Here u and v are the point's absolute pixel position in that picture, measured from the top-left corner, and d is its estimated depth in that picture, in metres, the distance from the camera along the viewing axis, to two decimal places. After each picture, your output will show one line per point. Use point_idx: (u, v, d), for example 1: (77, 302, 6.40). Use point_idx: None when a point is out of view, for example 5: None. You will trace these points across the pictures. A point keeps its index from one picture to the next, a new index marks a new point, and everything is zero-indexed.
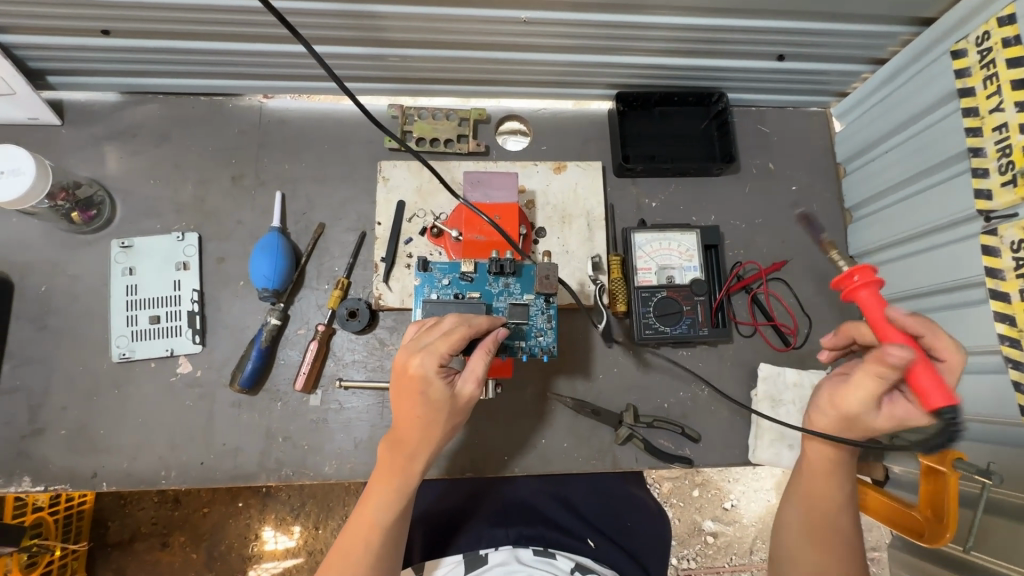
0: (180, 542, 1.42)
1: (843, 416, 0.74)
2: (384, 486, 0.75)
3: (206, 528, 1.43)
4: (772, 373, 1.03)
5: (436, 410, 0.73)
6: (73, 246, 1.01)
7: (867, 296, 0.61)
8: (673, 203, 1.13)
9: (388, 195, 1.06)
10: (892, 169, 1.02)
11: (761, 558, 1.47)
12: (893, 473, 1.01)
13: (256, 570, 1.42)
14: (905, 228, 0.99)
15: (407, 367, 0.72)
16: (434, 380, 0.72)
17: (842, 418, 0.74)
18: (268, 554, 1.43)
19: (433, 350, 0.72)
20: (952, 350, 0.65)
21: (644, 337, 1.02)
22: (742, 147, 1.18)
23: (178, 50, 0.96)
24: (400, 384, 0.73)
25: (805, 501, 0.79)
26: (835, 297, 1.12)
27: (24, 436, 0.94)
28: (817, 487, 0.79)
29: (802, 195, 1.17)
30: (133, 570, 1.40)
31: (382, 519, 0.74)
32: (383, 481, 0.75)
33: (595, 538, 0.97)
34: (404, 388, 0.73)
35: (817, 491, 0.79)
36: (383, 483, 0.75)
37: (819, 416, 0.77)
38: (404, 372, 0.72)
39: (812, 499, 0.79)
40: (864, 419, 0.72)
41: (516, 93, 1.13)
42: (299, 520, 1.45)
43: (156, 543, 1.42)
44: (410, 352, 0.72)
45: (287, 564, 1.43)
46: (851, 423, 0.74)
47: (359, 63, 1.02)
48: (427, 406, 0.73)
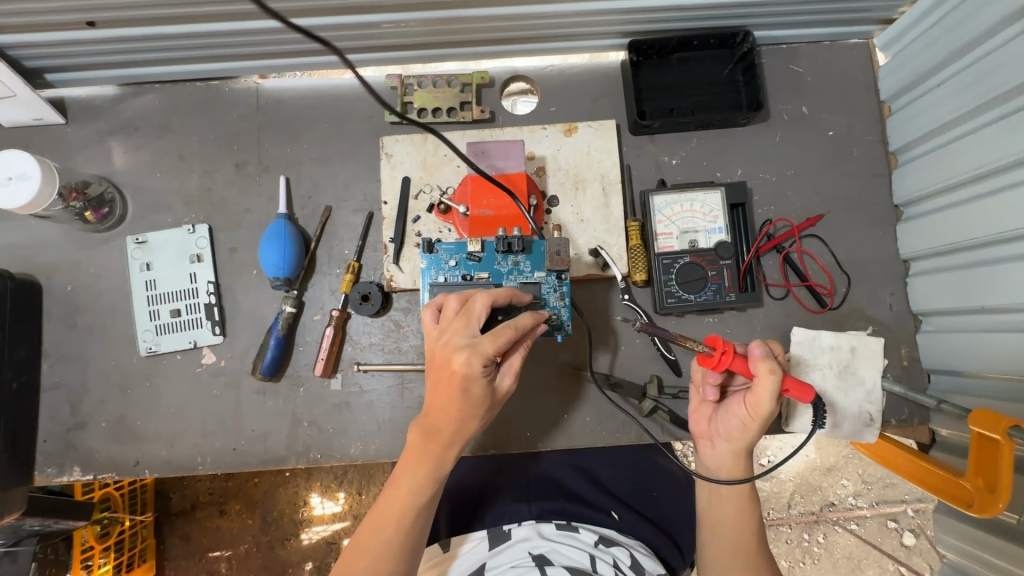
0: (236, 509, 1.51)
1: (761, 423, 0.77)
2: (419, 473, 0.75)
3: (258, 496, 1.51)
4: (807, 337, 0.97)
5: (477, 402, 0.72)
6: (92, 245, 1.03)
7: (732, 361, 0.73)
8: (695, 159, 1.05)
9: (392, 172, 1.02)
10: (946, 105, 0.90)
11: (799, 511, 1.50)
12: (940, 435, 0.97)
13: (307, 533, 1.50)
14: (958, 173, 0.88)
15: (456, 361, 0.70)
16: (481, 377, 0.70)
17: (762, 425, 0.77)
18: (317, 518, 1.50)
19: (485, 347, 0.69)
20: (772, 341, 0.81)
21: (666, 307, 0.97)
22: (771, 91, 1.07)
23: (166, 36, 0.93)
24: (444, 376, 0.71)
25: (719, 529, 0.82)
26: (877, 250, 1.04)
27: (70, 429, 0.99)
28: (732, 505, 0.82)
29: (840, 141, 1.06)
30: (197, 535, 1.50)
31: (416, 501, 0.75)
32: (417, 468, 0.75)
33: (619, 510, 0.97)
34: (449, 380, 0.71)
35: (728, 516, 0.82)
36: (416, 468, 0.75)
37: (738, 432, 0.80)
38: (449, 364, 0.70)
39: (723, 525, 0.82)
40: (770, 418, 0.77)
41: (521, 49, 1.05)
42: (342, 487, 1.51)
43: (215, 510, 1.51)
44: (460, 346, 0.70)
45: (335, 527, 1.50)
46: (765, 426, 0.78)
47: (350, 34, 0.96)
48: (468, 399, 0.72)
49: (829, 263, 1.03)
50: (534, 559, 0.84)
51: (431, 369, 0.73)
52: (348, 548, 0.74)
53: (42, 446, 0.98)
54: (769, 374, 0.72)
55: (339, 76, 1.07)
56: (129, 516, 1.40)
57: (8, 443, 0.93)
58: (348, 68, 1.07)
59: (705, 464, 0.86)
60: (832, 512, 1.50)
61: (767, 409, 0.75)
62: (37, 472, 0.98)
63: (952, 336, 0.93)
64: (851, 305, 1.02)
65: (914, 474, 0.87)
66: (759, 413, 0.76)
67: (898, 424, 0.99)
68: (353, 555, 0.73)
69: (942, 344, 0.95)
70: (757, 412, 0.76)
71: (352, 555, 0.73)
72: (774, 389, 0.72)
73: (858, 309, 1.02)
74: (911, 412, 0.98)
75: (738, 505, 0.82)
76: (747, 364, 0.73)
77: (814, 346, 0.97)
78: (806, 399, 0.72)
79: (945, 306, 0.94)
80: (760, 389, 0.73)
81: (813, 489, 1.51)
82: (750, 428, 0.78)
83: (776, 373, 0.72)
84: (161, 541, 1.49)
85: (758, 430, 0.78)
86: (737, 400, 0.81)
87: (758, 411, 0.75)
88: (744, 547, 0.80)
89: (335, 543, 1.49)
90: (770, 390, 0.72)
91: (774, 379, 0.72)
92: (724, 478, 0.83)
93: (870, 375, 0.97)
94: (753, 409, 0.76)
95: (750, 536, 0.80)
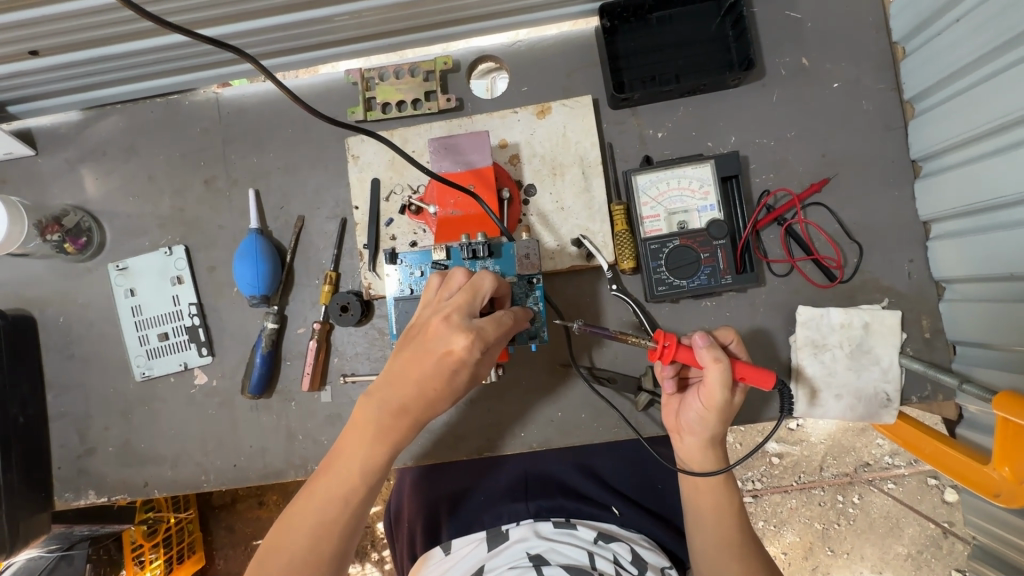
0: (274, 499, 1.46)
1: (717, 413, 0.77)
2: (376, 454, 0.73)
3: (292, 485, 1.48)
4: (814, 316, 0.90)
5: (456, 389, 0.73)
6: (76, 275, 1.03)
7: (678, 353, 0.74)
8: (683, 130, 0.96)
9: (360, 175, 0.98)
10: (976, 38, 0.78)
11: (832, 474, 1.42)
12: (967, 412, 0.90)
13: None
14: (989, 118, 0.77)
15: (453, 345, 0.70)
16: (470, 366, 0.72)
17: (718, 415, 0.77)
18: None
19: (484, 337, 0.71)
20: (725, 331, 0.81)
21: (658, 295, 0.91)
22: (765, 43, 0.96)
23: (113, 54, 0.90)
24: (434, 357, 0.71)
25: (698, 519, 0.82)
26: (892, 211, 0.94)
27: (80, 455, 1.02)
28: (712, 503, 0.82)
29: (846, 93, 0.95)
30: (241, 528, 1.46)
31: (368, 481, 0.73)
32: (374, 449, 0.73)
33: (620, 504, 0.95)
34: (437, 364, 0.71)
35: (707, 506, 0.82)
36: (373, 445, 0.73)
37: (698, 426, 0.80)
38: (447, 343, 0.70)
39: (704, 518, 0.82)
40: (727, 408, 0.77)
41: (485, 25, 0.97)
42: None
43: (254, 502, 1.46)
44: (461, 331, 0.70)
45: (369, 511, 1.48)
46: (723, 417, 0.78)
47: (300, 32, 0.91)
48: (446, 389, 0.72)
49: (836, 233, 0.94)
50: (531, 559, 0.83)
51: (417, 344, 0.72)
52: (287, 519, 0.72)
53: (57, 474, 1.02)
54: (717, 362, 0.73)
55: (333, 69, 1.03)
56: (174, 514, 1.36)
57: (23, 474, 0.97)
58: (339, 59, 1.03)
59: (679, 456, 0.86)
60: (867, 473, 1.42)
61: (720, 398, 0.75)
62: (56, 497, 1.02)
63: (978, 305, 0.84)
64: (864, 275, 0.93)
65: (934, 458, 0.82)
66: (713, 404, 0.76)
67: (921, 401, 0.91)
68: (293, 527, 0.71)
69: (968, 314, 0.86)
70: (712, 404, 0.76)
71: (292, 525, 0.71)
72: (722, 378, 0.73)
73: (872, 280, 0.93)
74: (934, 388, 0.90)
75: (716, 500, 0.81)
76: (693, 355, 0.74)
77: (822, 324, 0.90)
78: (766, 383, 0.72)
79: (973, 272, 0.84)
80: (712, 379, 0.74)
81: (847, 451, 1.43)
82: (708, 420, 0.78)
83: (722, 361, 0.72)
84: (207, 532, 1.46)
85: (715, 421, 0.78)
86: (693, 395, 0.81)
87: (711, 403, 0.76)
88: (725, 543, 0.79)
89: (371, 525, 1.47)
90: (719, 379, 0.73)
91: (722, 366, 0.73)
92: (696, 470, 0.83)
93: (885, 352, 0.90)
94: (706, 401, 0.76)
95: (732, 532, 0.79)
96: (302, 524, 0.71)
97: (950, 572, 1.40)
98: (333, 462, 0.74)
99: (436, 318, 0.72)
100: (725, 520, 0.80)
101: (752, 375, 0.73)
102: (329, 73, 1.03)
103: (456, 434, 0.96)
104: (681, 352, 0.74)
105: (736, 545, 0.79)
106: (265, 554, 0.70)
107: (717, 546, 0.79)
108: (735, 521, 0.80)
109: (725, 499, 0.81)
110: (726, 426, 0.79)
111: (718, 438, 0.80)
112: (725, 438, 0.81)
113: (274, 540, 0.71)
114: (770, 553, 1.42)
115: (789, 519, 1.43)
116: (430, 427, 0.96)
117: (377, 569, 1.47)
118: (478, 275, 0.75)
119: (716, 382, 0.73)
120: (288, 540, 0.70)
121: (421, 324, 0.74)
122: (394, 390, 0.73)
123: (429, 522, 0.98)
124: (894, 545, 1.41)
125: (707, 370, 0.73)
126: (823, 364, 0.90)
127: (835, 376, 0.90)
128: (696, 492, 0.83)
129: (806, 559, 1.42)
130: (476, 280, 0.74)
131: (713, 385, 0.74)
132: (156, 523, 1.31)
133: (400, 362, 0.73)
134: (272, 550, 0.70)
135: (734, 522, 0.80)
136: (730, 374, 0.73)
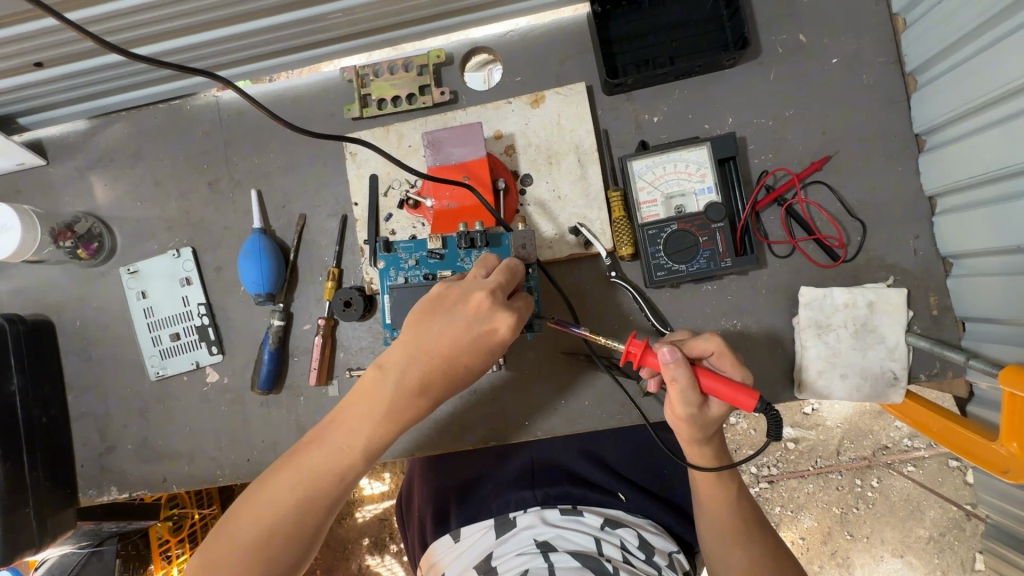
0: None
1: (687, 422, 0.76)
2: (385, 431, 0.76)
3: None
4: (816, 296, 0.89)
5: (478, 368, 0.77)
6: (90, 280, 1.07)
7: (645, 363, 0.74)
8: (679, 113, 0.95)
9: (359, 171, 0.99)
10: (978, 4, 0.76)
11: (850, 458, 1.41)
12: (978, 389, 0.88)
13: (360, 510, 1.51)
14: (990, 88, 0.76)
15: (494, 326, 0.74)
16: (499, 351, 0.76)
17: (689, 423, 0.76)
18: (368, 497, 1.51)
19: (521, 319, 0.75)
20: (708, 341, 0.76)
21: (657, 281, 0.90)
22: (761, 22, 0.95)
23: (115, 62, 0.93)
24: (474, 335, 0.73)
25: (699, 507, 0.84)
26: (895, 187, 0.92)
27: (101, 453, 1.06)
28: (709, 490, 0.82)
29: (846, 69, 0.94)
30: None
31: (372, 455, 0.76)
32: (383, 426, 0.75)
33: (626, 490, 0.96)
34: (472, 344, 0.74)
35: (706, 497, 0.83)
36: (383, 423, 0.75)
37: (675, 428, 0.80)
38: (489, 319, 0.73)
39: (705, 506, 0.83)
40: (700, 417, 0.75)
41: (479, 16, 0.97)
42: (387, 467, 1.51)
43: None
44: (503, 312, 0.73)
45: (385, 505, 1.51)
46: (699, 425, 0.76)
47: (293, 32, 0.92)
48: (472, 369, 0.76)
49: (837, 212, 0.93)
50: (538, 546, 0.84)
51: (455, 319, 0.73)
52: (275, 487, 0.73)
53: (80, 472, 1.06)
54: (678, 379, 0.71)
55: (331, 68, 1.03)
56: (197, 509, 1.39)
57: (49, 472, 1.00)
58: (338, 57, 1.02)
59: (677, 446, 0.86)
60: (885, 456, 1.40)
61: (687, 410, 0.74)
62: (81, 494, 1.05)
63: (984, 280, 0.82)
64: (868, 254, 0.92)
65: (946, 438, 0.81)
66: (681, 415, 0.75)
67: (930, 379, 0.90)
68: (283, 493, 0.72)
69: (976, 289, 0.85)
70: (681, 414, 0.75)
71: (281, 492, 0.72)
72: (685, 392, 0.72)
73: (877, 258, 0.92)
74: (943, 365, 0.89)
75: (712, 488, 0.82)
76: (659, 367, 0.73)
77: (825, 303, 0.89)
78: (742, 403, 0.69)
79: (980, 247, 0.82)
80: (674, 393, 0.73)
81: (863, 434, 1.41)
82: (679, 427, 0.78)
83: (684, 376, 0.71)
84: None
85: (687, 429, 0.77)
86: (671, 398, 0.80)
87: (680, 413, 0.75)
88: (729, 533, 0.81)
89: (389, 520, 1.50)
90: (683, 392, 0.72)
91: (683, 383, 0.71)
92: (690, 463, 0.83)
93: (891, 331, 0.89)
94: (674, 410, 0.76)
95: (733, 521, 0.81)
96: (292, 492, 0.72)
97: (974, 554, 1.37)
98: (335, 436, 0.75)
99: (478, 295, 0.73)
100: (724, 507, 0.81)
101: (721, 393, 0.70)
102: (330, 72, 1.03)
103: (462, 423, 0.97)
104: (649, 364, 0.74)
105: (739, 534, 0.80)
106: (248, 515, 0.72)
107: (720, 536, 0.81)
108: (735, 506, 0.81)
109: (722, 490, 0.82)
110: (706, 433, 0.78)
111: (701, 441, 0.79)
112: (712, 440, 0.80)
113: (257, 503, 0.72)
114: (788, 538, 1.41)
115: (806, 504, 1.42)
116: (436, 418, 0.97)
117: (395, 561, 1.49)
118: (512, 260, 0.79)
119: (680, 395, 0.72)
120: (275, 507, 0.72)
121: (456, 298, 0.74)
122: (422, 364, 0.74)
123: (439, 509, 1.00)
124: (914, 529, 1.40)
125: (671, 383, 0.72)
126: (828, 345, 0.89)
127: (840, 357, 0.89)
128: (696, 483, 0.84)
129: (824, 544, 1.41)
130: (512, 265, 0.77)
131: (678, 397, 0.73)
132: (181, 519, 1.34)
133: (434, 334, 0.74)
134: (254, 512, 0.72)
135: (737, 509, 0.81)
136: (694, 390, 0.72)
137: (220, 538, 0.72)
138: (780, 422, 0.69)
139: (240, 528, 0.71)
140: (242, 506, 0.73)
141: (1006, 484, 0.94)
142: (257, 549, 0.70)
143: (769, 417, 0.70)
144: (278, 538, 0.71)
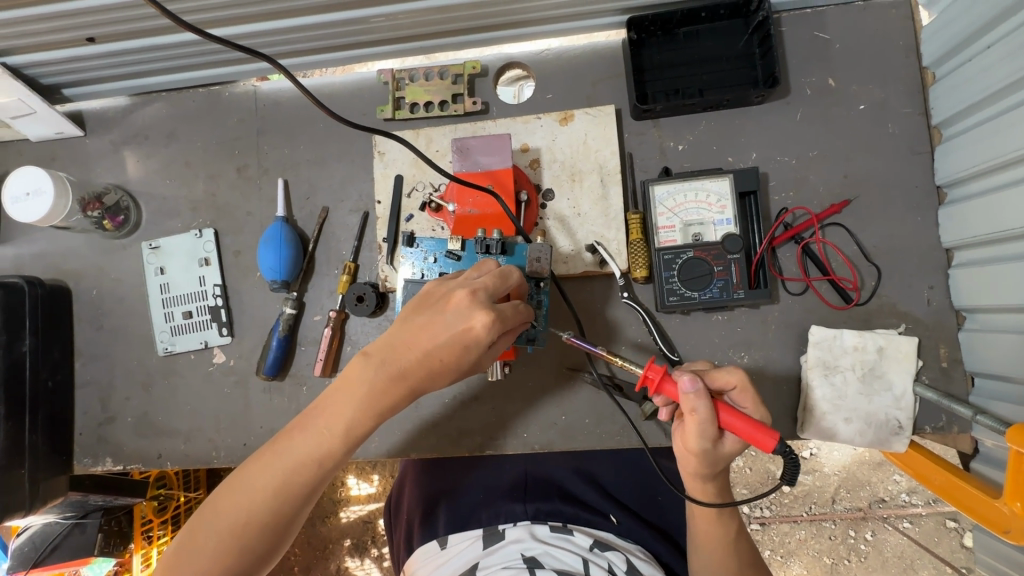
0: None
1: (699, 455, 0.75)
2: (362, 421, 0.75)
3: None
4: (826, 337, 0.89)
5: (457, 367, 0.75)
6: (111, 251, 1.09)
7: (664, 389, 0.73)
8: (704, 144, 0.97)
9: (385, 170, 1.01)
10: (1006, 65, 0.78)
11: (845, 507, 1.39)
12: (983, 446, 0.87)
13: (345, 511, 1.50)
14: (1009, 148, 0.77)
15: (471, 325, 0.73)
16: (478, 350, 0.74)
17: (701, 457, 0.75)
18: (354, 498, 1.50)
19: (501, 321, 0.74)
20: (731, 374, 0.75)
21: (668, 305, 0.91)
22: (792, 63, 0.97)
23: (163, 44, 0.96)
24: (451, 333, 0.73)
25: (694, 542, 0.83)
26: (913, 236, 0.93)
27: (101, 423, 1.07)
28: (704, 527, 0.81)
29: (872, 116, 0.95)
30: None
31: (346, 446, 0.75)
32: (360, 415, 0.74)
33: (618, 513, 0.95)
34: (450, 341, 0.73)
35: (701, 533, 0.82)
36: (363, 413, 0.75)
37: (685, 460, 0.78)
38: (467, 317, 0.73)
39: (700, 542, 0.82)
40: (713, 453, 0.74)
41: (518, 33, 1.00)
42: (377, 469, 1.51)
43: None
44: (481, 310, 0.73)
45: (371, 507, 1.50)
46: (710, 459, 0.75)
47: (336, 32, 0.95)
48: (450, 366, 0.74)
49: (854, 255, 0.93)
50: (526, 561, 0.82)
51: (436, 315, 0.74)
52: (257, 470, 0.73)
53: (78, 439, 1.06)
54: (697, 412, 0.70)
55: (366, 69, 1.06)
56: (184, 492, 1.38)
57: (48, 437, 1.01)
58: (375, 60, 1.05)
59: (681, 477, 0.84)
60: (881, 509, 1.38)
61: (700, 443, 0.73)
62: (75, 462, 1.06)
63: (998, 336, 0.82)
64: (880, 299, 0.92)
65: (947, 491, 0.80)
66: (693, 446, 0.74)
67: (934, 432, 0.89)
68: (261, 478, 0.72)
69: (988, 345, 0.84)
70: (693, 445, 0.74)
71: (260, 477, 0.72)
72: (703, 425, 0.71)
73: (889, 304, 0.92)
74: (949, 419, 0.89)
75: (705, 525, 0.81)
76: (680, 396, 0.72)
77: (834, 346, 0.89)
78: (764, 443, 0.68)
79: (995, 303, 0.82)
80: (690, 425, 0.72)
81: (861, 484, 1.39)
82: (688, 459, 0.77)
83: (705, 407, 0.70)
84: None
85: (697, 462, 0.76)
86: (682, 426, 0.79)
87: (693, 445, 0.74)
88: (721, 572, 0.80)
89: (373, 523, 1.49)
90: (703, 424, 0.71)
91: (702, 416, 0.70)
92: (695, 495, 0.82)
93: (900, 379, 0.88)
94: (685, 441, 0.75)
95: (727, 560, 0.80)
96: (270, 477, 0.72)
97: None
98: (315, 422, 0.75)
99: (459, 292, 0.74)
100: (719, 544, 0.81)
101: (740, 430, 0.70)
102: (366, 73, 1.06)
103: (462, 428, 0.97)
104: (668, 390, 0.73)
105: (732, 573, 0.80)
106: (227, 500, 0.72)
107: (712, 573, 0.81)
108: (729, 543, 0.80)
109: (717, 528, 0.81)
110: (716, 467, 0.77)
111: (709, 475, 0.78)
112: (719, 476, 0.79)
113: (238, 486, 0.72)
114: None
115: (797, 550, 1.40)
116: (436, 420, 0.97)
117: (375, 565, 1.48)
118: (504, 266, 0.80)
119: (697, 427, 0.71)
120: (254, 491, 0.72)
121: (440, 296, 0.76)
122: (401, 356, 0.75)
123: (428, 513, 0.99)
124: None
125: (690, 413, 0.71)
126: (834, 386, 0.89)
127: (845, 400, 0.88)
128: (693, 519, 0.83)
129: None
130: (505, 271, 0.78)
131: (695, 428, 0.72)
132: (166, 500, 1.34)
133: (414, 328, 0.74)
134: (234, 494, 0.72)
135: (730, 546, 0.80)
136: (713, 424, 0.71)
137: (202, 518, 0.72)
138: (798, 467, 0.69)
139: (220, 510, 0.71)
140: (223, 491, 0.73)
141: (1007, 547, 0.92)
142: (231, 532, 0.70)
143: (786, 461, 0.70)
144: (252, 522, 0.71)
